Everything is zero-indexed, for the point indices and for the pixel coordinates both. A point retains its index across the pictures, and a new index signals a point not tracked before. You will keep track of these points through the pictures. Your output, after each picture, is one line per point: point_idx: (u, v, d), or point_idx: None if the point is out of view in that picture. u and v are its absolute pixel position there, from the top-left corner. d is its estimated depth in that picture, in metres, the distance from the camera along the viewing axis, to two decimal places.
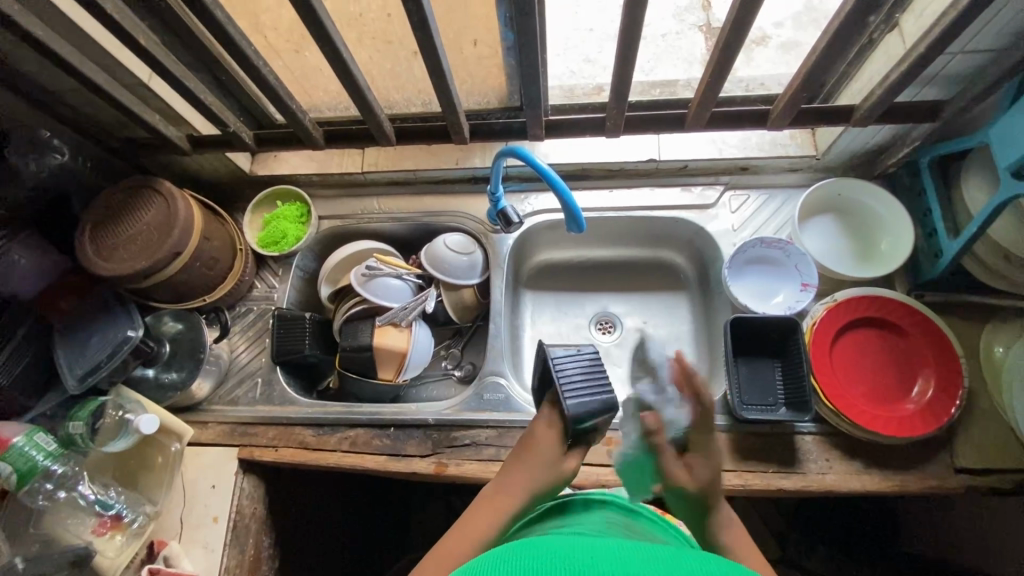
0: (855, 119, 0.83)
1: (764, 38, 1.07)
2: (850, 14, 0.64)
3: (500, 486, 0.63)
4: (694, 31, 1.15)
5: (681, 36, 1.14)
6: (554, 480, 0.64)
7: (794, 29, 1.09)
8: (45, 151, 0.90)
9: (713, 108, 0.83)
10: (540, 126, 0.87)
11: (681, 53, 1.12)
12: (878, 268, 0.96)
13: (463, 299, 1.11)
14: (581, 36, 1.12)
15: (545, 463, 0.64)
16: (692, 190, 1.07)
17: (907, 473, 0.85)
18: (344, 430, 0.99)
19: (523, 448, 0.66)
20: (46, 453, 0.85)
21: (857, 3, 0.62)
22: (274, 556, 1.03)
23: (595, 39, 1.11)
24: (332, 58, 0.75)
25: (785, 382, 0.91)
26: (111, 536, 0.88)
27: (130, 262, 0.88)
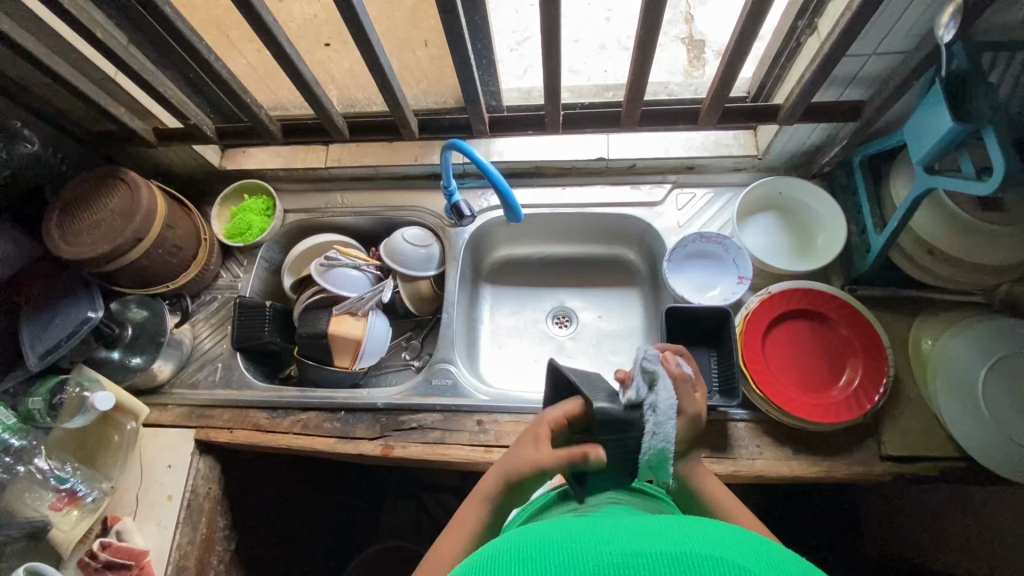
0: (780, 117, 0.87)
1: None
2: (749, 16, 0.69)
3: (484, 477, 0.68)
4: (675, 43, 1.11)
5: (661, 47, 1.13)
6: (525, 466, 0.62)
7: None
8: (15, 141, 0.95)
9: (644, 106, 0.87)
10: (483, 122, 0.91)
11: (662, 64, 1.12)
12: (813, 263, 1.00)
13: (419, 290, 1.15)
14: None
15: (534, 452, 0.62)
16: (641, 188, 1.12)
17: (835, 459, 0.88)
18: (297, 413, 1.02)
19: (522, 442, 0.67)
20: (5, 426, 0.90)
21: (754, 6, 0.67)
22: (229, 537, 1.06)
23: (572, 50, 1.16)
24: (278, 55, 0.79)
25: (720, 369, 0.94)
26: (68, 511, 0.91)
27: (93, 247, 0.93)
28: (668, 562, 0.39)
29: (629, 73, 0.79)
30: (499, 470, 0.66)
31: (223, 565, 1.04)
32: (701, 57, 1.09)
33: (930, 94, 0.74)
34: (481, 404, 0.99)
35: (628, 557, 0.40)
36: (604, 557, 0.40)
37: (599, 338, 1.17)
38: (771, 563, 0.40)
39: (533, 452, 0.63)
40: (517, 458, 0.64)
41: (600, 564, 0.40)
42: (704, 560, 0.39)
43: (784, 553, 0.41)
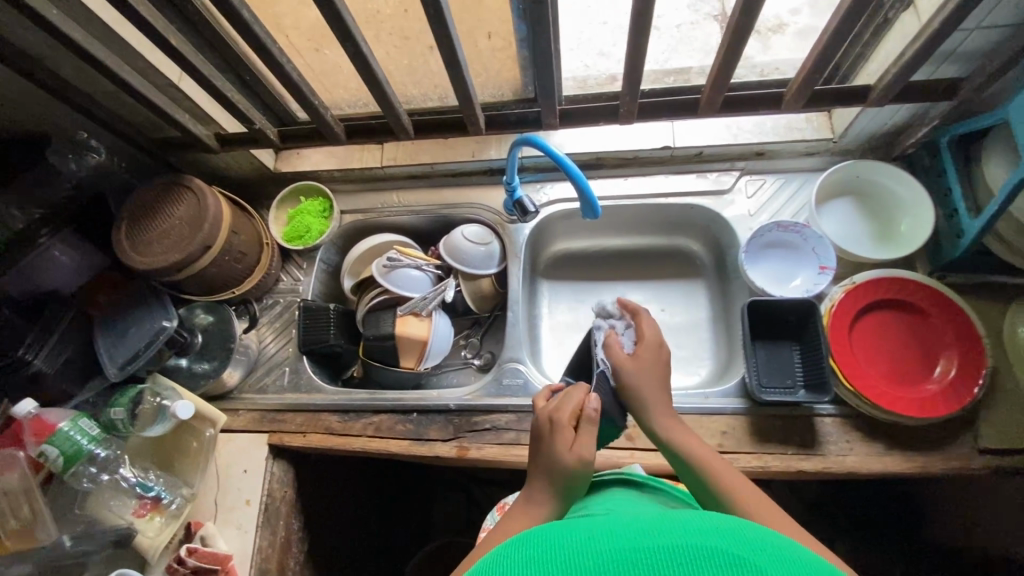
0: (871, 99, 0.83)
1: (781, 25, 1.08)
2: None
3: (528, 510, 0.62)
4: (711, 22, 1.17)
5: (695, 26, 1.16)
6: (570, 474, 0.62)
7: (802, 14, 1.08)
8: (82, 152, 0.95)
9: (727, 91, 0.83)
10: (554, 114, 0.88)
11: (697, 43, 1.14)
12: (897, 250, 0.96)
13: (481, 288, 1.13)
14: (594, 30, 1.17)
15: (569, 455, 0.63)
16: (707, 176, 1.08)
17: (930, 455, 0.85)
18: (369, 416, 1.02)
19: (541, 454, 0.65)
20: (90, 437, 0.89)
21: None
22: (305, 539, 1.07)
23: (607, 32, 1.16)
24: (353, 55, 0.77)
25: (804, 364, 0.92)
26: (151, 517, 0.92)
27: (163, 256, 0.92)
28: (663, 559, 0.39)
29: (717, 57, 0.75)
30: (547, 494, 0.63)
31: (299, 567, 1.04)
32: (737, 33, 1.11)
33: None
34: None
35: (625, 551, 0.41)
36: (602, 554, 0.41)
37: (663, 332, 1.15)
38: (769, 558, 0.40)
39: (570, 455, 0.63)
40: (564, 472, 0.62)
41: (597, 561, 0.40)
42: (699, 550, 0.40)
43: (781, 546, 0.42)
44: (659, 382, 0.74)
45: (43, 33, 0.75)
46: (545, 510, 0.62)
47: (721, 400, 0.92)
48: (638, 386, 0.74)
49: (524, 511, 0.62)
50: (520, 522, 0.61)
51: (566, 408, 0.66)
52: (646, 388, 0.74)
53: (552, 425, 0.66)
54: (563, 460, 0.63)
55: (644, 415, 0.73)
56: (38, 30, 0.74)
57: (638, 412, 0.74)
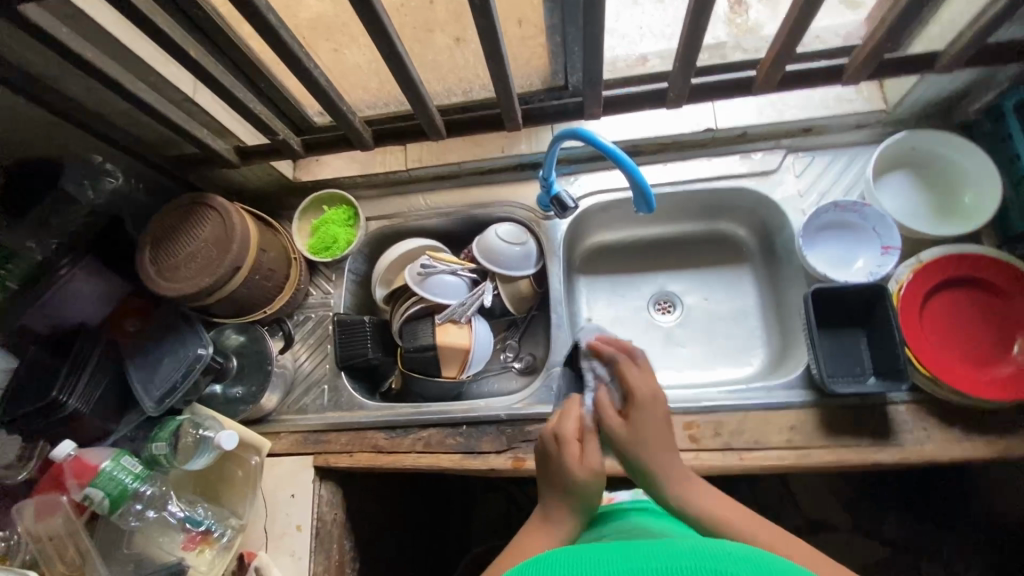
0: (940, 65, 0.77)
1: None
2: None
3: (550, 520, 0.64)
4: None
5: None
6: (584, 488, 0.63)
7: None
8: (98, 176, 0.90)
9: (785, 67, 0.77)
10: (598, 103, 0.83)
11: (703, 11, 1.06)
12: (961, 224, 0.91)
13: (520, 290, 1.08)
14: None
15: (580, 472, 0.64)
16: (752, 156, 1.02)
17: (1013, 438, 0.81)
18: (416, 431, 0.98)
19: (550, 470, 0.67)
20: (133, 475, 0.86)
21: None
22: (357, 559, 1.04)
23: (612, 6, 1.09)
24: (387, 52, 0.72)
25: (873, 352, 0.87)
26: (201, 550, 0.89)
27: (192, 281, 0.88)
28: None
29: (779, 32, 0.70)
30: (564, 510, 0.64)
31: None
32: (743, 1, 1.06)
33: None
34: None
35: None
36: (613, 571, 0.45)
37: (710, 322, 1.11)
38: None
39: (580, 471, 0.64)
40: (578, 488, 0.64)
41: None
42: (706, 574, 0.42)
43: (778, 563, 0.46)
44: (664, 443, 0.66)
45: (54, 53, 0.70)
46: (562, 528, 0.63)
47: (786, 393, 0.88)
48: (643, 453, 0.66)
49: (541, 526, 0.64)
50: (539, 541, 0.62)
51: (569, 427, 0.68)
52: (654, 453, 0.66)
53: (556, 444, 0.67)
54: (575, 474, 0.64)
55: (655, 480, 0.65)
56: (49, 51, 0.69)
57: (644, 475, 0.66)
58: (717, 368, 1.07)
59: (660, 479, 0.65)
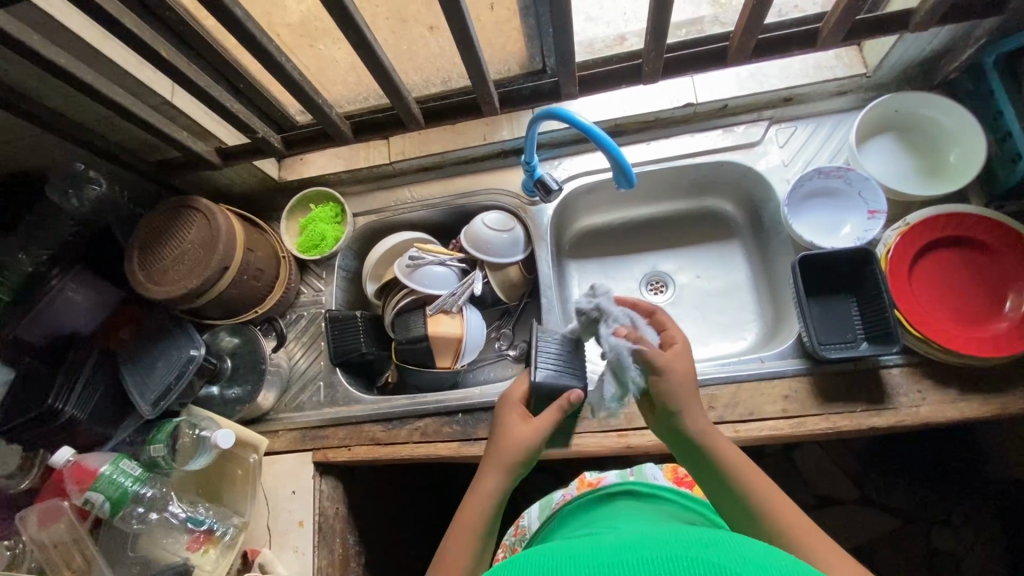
0: (915, 24, 0.76)
1: None
2: None
3: (483, 473, 0.70)
4: None
5: None
6: (518, 446, 0.71)
7: None
8: (82, 184, 0.90)
9: (759, 34, 0.76)
10: (574, 82, 0.82)
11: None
12: (948, 184, 0.90)
13: (509, 277, 1.08)
14: None
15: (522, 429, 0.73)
16: (735, 129, 1.02)
17: (1008, 395, 0.80)
18: (412, 422, 0.98)
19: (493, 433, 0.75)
20: (134, 478, 0.87)
21: None
22: (362, 553, 1.04)
23: None
24: (356, 42, 0.71)
25: (863, 316, 0.87)
26: (205, 550, 0.90)
27: (181, 283, 0.88)
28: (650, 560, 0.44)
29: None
30: (497, 467, 0.70)
31: None
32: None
33: None
34: None
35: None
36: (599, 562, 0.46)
37: (702, 299, 1.10)
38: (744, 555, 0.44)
39: (522, 425, 0.73)
40: (513, 445, 0.71)
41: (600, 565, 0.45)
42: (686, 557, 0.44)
43: (730, 537, 0.48)
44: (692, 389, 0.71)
45: (25, 63, 0.70)
46: (496, 481, 0.69)
47: (779, 362, 0.88)
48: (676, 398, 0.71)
49: (486, 486, 0.69)
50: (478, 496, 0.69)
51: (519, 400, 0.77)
52: (686, 399, 0.71)
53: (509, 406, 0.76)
54: (522, 437, 0.72)
55: (684, 419, 0.70)
56: (20, 61, 0.69)
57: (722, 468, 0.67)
58: (711, 344, 1.06)
59: (689, 419, 0.70)
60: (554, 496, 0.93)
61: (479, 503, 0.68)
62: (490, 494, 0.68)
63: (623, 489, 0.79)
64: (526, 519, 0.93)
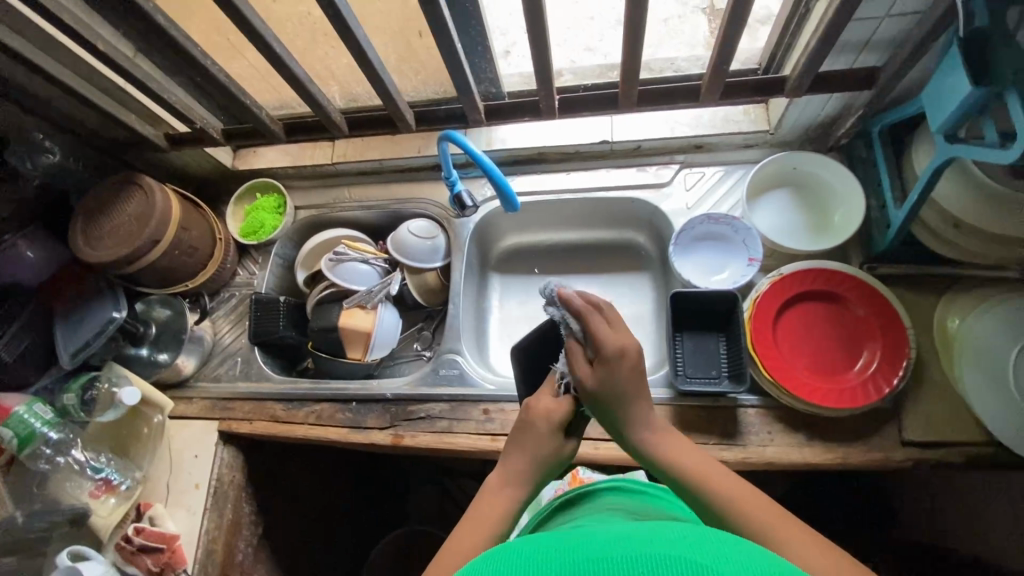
0: (787, 90, 0.83)
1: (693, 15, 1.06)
2: None
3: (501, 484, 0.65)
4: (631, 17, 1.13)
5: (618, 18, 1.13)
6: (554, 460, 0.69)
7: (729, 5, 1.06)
8: (37, 152, 1.00)
9: (639, 86, 0.85)
10: (477, 111, 0.91)
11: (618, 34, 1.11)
12: (830, 241, 0.96)
13: (427, 282, 1.15)
14: None
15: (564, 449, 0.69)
16: (647, 169, 1.08)
17: (850, 446, 0.85)
18: (311, 405, 1.05)
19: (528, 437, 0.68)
20: (44, 421, 0.96)
21: None
22: (256, 523, 1.11)
23: None
24: (270, 53, 0.81)
25: (728, 356, 0.92)
26: (105, 498, 0.98)
27: (113, 250, 0.97)
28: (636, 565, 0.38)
29: (621, 52, 0.77)
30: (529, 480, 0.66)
31: (250, 548, 1.09)
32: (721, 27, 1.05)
33: (948, 57, 0.70)
34: (487, 392, 1.00)
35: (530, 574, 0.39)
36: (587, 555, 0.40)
37: None
38: (742, 566, 0.38)
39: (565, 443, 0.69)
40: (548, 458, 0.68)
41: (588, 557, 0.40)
42: (672, 560, 0.38)
43: (707, 532, 0.43)
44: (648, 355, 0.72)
45: None
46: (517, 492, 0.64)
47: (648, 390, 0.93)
48: (618, 385, 0.68)
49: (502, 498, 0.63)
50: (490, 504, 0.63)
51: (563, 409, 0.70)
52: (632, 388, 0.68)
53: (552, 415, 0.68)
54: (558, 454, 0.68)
55: (621, 419, 0.69)
56: None
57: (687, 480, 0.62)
58: None
59: (625, 420, 0.68)
60: (543, 495, 1.00)
61: (490, 519, 0.61)
62: (502, 510, 0.62)
63: (608, 484, 0.73)
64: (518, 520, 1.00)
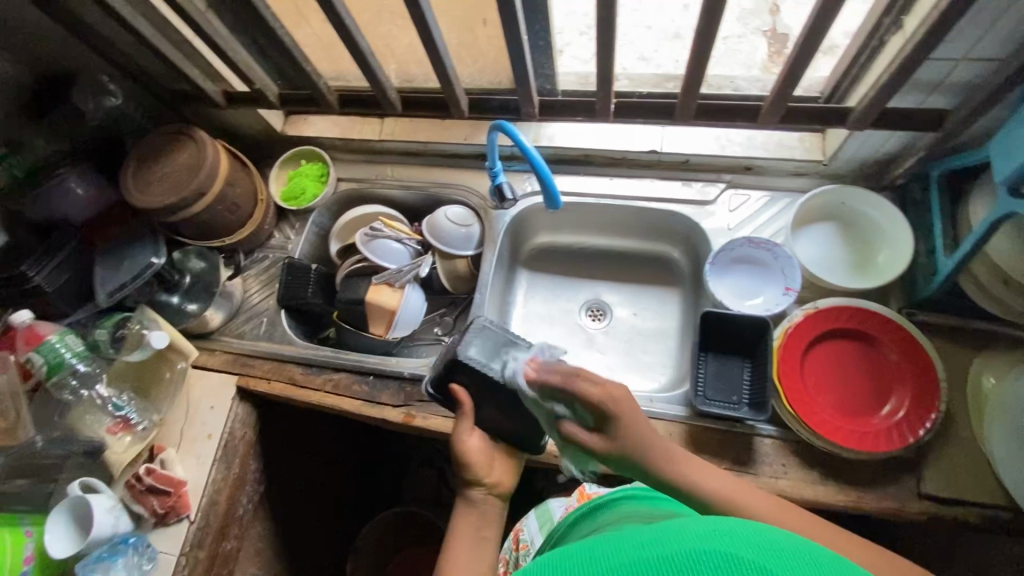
0: (850, 121, 0.81)
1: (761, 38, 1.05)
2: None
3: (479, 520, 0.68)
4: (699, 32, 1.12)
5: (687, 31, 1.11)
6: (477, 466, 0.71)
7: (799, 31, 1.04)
8: (101, 94, 1.04)
9: (700, 100, 0.84)
10: (532, 105, 0.93)
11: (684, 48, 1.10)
12: (871, 282, 0.94)
13: (456, 269, 1.16)
14: None
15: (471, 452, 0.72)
16: (692, 185, 1.07)
17: (865, 491, 0.82)
18: (329, 373, 1.07)
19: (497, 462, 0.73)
20: (74, 352, 0.99)
21: None
22: (259, 480, 1.13)
23: None
24: (337, 23, 0.83)
25: (751, 382, 0.91)
26: (121, 436, 1.01)
27: (160, 197, 1.00)
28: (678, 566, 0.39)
29: (686, 64, 0.77)
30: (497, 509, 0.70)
31: (251, 505, 1.11)
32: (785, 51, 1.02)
33: None
34: None
35: None
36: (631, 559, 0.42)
37: (632, 335, 1.15)
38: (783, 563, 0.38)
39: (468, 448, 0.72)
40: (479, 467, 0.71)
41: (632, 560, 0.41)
42: (712, 556, 0.39)
43: (764, 529, 0.42)
44: (642, 427, 0.65)
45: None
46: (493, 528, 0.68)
47: (664, 406, 0.92)
48: (626, 446, 0.65)
49: (478, 529, 0.68)
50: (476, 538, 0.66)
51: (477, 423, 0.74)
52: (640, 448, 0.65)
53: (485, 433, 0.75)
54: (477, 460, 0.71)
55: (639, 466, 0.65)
56: None
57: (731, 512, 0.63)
58: (625, 379, 1.11)
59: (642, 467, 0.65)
60: (554, 511, 0.99)
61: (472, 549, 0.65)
62: (484, 538, 0.66)
63: (633, 491, 0.71)
64: (527, 534, 0.97)
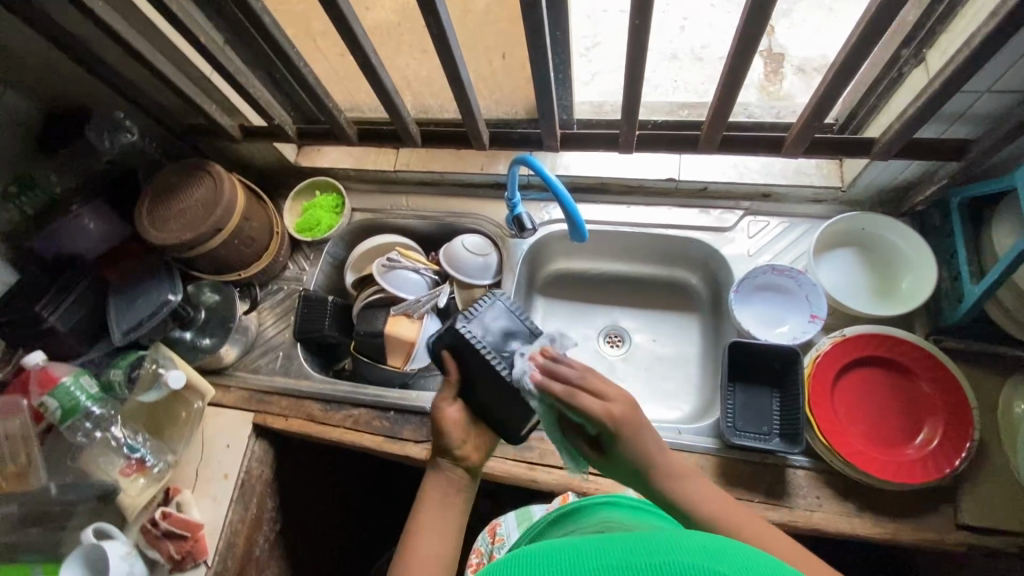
0: (875, 151, 0.82)
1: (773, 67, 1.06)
2: (864, 34, 0.64)
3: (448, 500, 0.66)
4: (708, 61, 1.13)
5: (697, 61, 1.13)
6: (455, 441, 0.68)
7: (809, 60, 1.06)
8: (117, 130, 1.03)
9: (724, 131, 0.84)
10: (554, 137, 0.92)
11: (696, 76, 1.12)
12: (895, 307, 0.94)
13: (474, 298, 1.15)
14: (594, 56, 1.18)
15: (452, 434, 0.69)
16: (711, 212, 1.07)
17: (900, 522, 0.81)
18: (348, 408, 1.05)
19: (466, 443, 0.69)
20: (89, 394, 0.97)
21: (870, 23, 0.63)
22: (275, 519, 1.10)
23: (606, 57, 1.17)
24: (362, 59, 0.83)
25: (781, 413, 0.90)
26: (135, 477, 0.97)
27: (176, 234, 0.98)
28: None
29: (712, 97, 0.77)
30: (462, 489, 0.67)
31: (267, 546, 1.08)
32: (778, 70, 1.07)
33: None
34: None
35: None
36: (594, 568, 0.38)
37: (652, 362, 1.14)
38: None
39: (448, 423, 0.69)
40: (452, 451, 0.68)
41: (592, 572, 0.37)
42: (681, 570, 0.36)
43: (738, 547, 0.39)
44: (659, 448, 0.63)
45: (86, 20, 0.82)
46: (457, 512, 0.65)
47: (694, 438, 0.90)
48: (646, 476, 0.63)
49: (447, 496, 0.66)
50: (445, 512, 0.64)
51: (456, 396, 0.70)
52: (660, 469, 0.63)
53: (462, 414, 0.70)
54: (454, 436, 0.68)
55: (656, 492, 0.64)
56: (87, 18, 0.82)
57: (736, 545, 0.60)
58: (648, 407, 1.10)
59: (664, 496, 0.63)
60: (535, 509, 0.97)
61: (440, 526, 0.63)
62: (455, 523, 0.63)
63: (608, 500, 0.71)
64: (504, 527, 0.96)
